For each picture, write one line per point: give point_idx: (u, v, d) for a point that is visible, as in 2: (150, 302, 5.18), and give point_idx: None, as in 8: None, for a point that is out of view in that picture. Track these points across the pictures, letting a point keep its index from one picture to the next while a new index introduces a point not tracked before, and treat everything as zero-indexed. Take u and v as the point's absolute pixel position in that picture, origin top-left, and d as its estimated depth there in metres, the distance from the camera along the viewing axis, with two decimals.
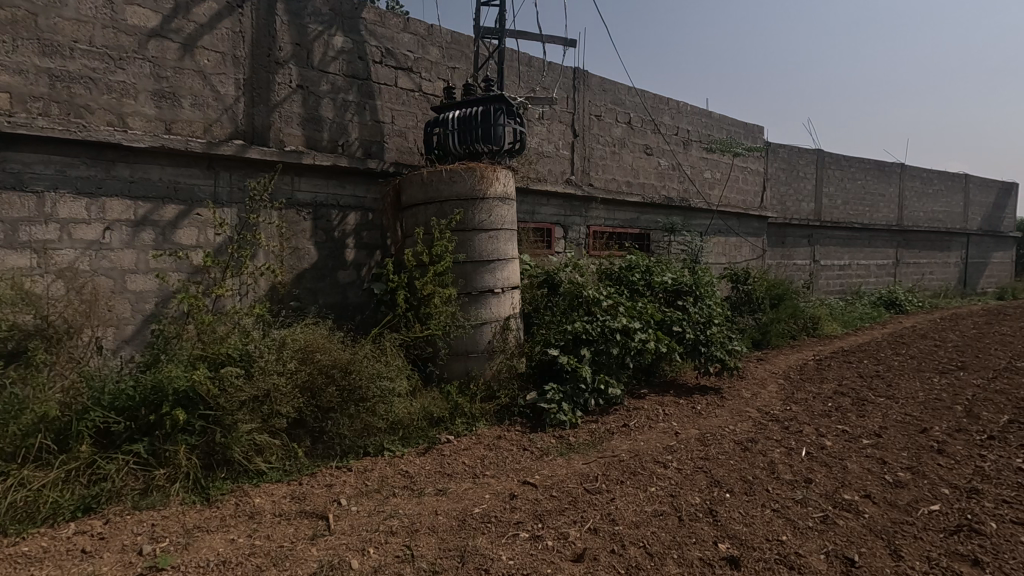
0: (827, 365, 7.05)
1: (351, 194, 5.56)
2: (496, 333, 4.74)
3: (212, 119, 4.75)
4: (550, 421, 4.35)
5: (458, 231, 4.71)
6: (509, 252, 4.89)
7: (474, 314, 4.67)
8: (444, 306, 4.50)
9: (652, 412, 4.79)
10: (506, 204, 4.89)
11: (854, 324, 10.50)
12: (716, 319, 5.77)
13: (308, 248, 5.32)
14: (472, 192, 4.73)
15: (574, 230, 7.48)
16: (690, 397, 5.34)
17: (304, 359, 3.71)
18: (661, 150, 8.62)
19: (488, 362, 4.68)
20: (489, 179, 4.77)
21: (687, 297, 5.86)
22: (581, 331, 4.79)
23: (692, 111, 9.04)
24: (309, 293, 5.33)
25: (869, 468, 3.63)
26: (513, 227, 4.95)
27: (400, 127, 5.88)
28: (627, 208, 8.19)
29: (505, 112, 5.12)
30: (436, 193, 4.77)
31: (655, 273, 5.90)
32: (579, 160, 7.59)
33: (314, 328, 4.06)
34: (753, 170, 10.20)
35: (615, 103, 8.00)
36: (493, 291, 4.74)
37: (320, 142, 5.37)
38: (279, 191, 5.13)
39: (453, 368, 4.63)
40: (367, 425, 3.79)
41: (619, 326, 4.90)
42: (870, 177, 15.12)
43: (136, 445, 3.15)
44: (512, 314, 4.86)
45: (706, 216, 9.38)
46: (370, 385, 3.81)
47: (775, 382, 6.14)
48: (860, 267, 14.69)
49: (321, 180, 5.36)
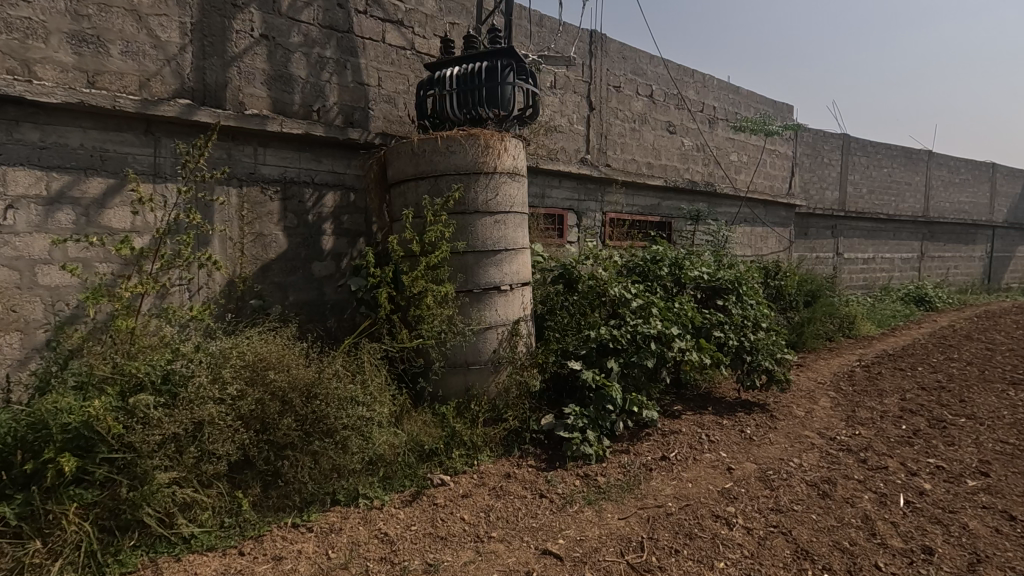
0: (879, 373, 6.15)
1: (329, 170, 4.64)
2: (503, 340, 3.85)
3: (151, 71, 3.81)
4: (571, 454, 3.44)
5: (456, 214, 3.78)
6: (520, 240, 3.98)
7: (476, 316, 3.77)
8: (438, 307, 3.60)
9: (694, 439, 3.92)
10: (516, 181, 3.98)
11: (889, 323, 9.62)
12: (762, 322, 4.92)
13: (275, 235, 4.41)
14: (474, 166, 3.79)
15: (589, 216, 6.59)
16: (734, 416, 4.48)
17: (250, 380, 2.81)
18: (684, 129, 7.69)
19: (493, 376, 3.81)
20: (495, 149, 3.84)
21: (728, 295, 5.02)
22: (608, 338, 3.91)
23: (719, 85, 8.09)
24: (277, 289, 4.42)
25: (999, 530, 2.77)
26: (523, 210, 4.04)
27: (388, 91, 4.95)
28: (647, 193, 7.28)
29: (515, 69, 4.20)
30: (429, 165, 3.83)
31: (689, 267, 5.01)
32: (596, 137, 6.65)
33: (269, 338, 3.16)
34: (782, 153, 9.27)
35: (636, 74, 7.05)
36: (499, 289, 3.83)
37: (291, 106, 4.43)
38: (239, 165, 4.20)
39: (449, 385, 3.75)
40: (336, 466, 2.89)
41: (653, 333, 4.01)
42: (896, 165, 14.17)
43: (3, 507, 2.24)
44: (522, 316, 3.97)
45: (732, 204, 8.48)
46: (340, 413, 2.92)
47: (825, 394, 5.27)
48: (883, 260, 13.82)
49: (291, 152, 4.44)
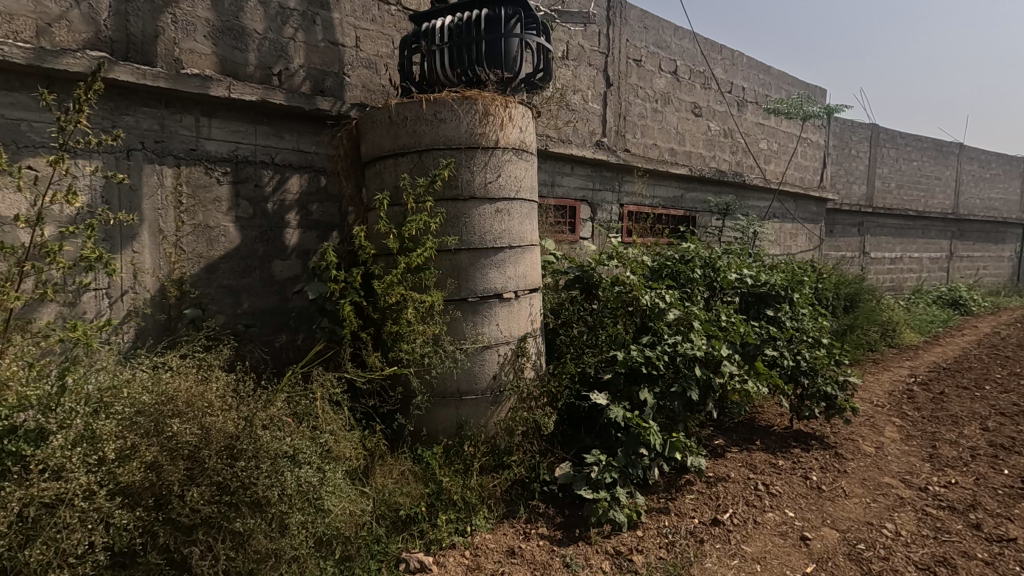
0: (943, 393, 5.28)
1: (293, 149, 3.79)
2: (506, 363, 3.02)
3: (53, 15, 2.96)
4: (596, 520, 2.62)
5: (446, 202, 2.91)
6: (527, 235, 3.14)
7: (472, 334, 2.92)
8: (422, 323, 2.75)
9: (748, 489, 3.10)
10: (523, 160, 3.12)
11: (930, 329, 8.74)
12: (820, 336, 4.06)
13: (225, 228, 3.57)
14: (470, 139, 2.93)
15: (605, 209, 5.77)
16: (788, 452, 3.65)
17: (146, 433, 1.98)
18: (710, 112, 6.82)
19: (492, 410, 2.99)
20: (496, 118, 2.98)
21: (778, 304, 4.14)
22: (640, 362, 3.07)
23: (749, 64, 7.20)
24: (228, 294, 3.57)
25: None
26: (532, 197, 3.18)
27: (369, 55, 4.09)
28: (669, 184, 6.43)
29: (524, 19, 3.32)
30: (410, 136, 2.96)
31: (728, 269, 4.16)
32: (614, 117, 5.78)
33: (188, 367, 2.32)
34: (814, 142, 8.38)
35: (659, 46, 6.16)
36: (501, 298, 2.98)
37: (243, 67, 3.57)
38: (175, 139, 3.36)
39: (436, 421, 2.92)
40: (270, 553, 2.04)
41: (698, 354, 3.16)
42: (926, 158, 13.25)
43: None
44: (529, 331, 3.13)
45: (761, 197, 7.61)
46: (277, 477, 2.07)
47: (889, 420, 4.42)
48: (911, 260, 12.95)
49: (244, 125, 3.59)
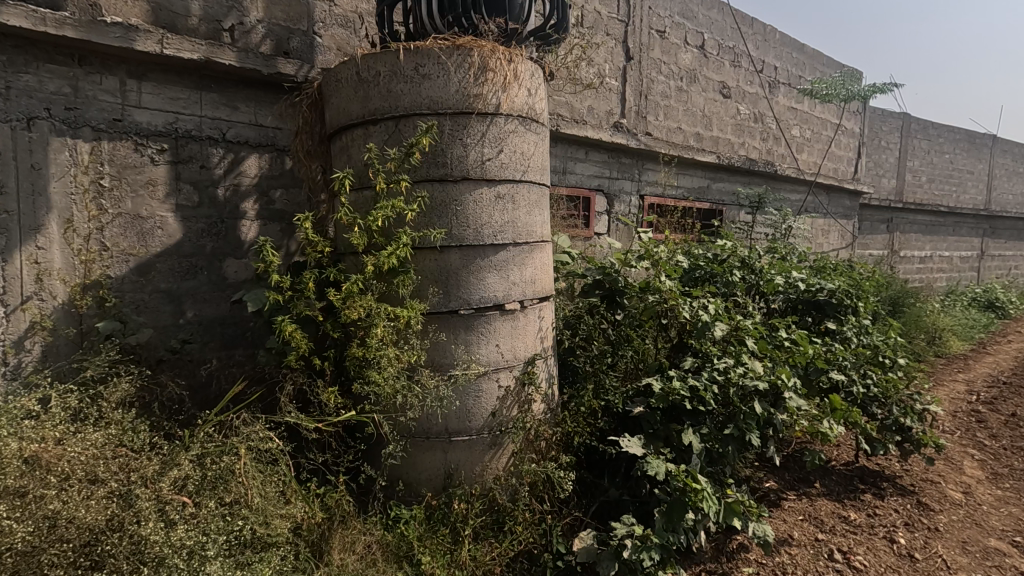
0: (1015, 415, 4.55)
1: (249, 122, 3.09)
2: (508, 395, 2.34)
3: None
4: None
5: (430, 183, 2.21)
6: (537, 228, 2.44)
7: (463, 357, 2.23)
8: (396, 346, 2.05)
9: (825, 559, 2.42)
10: (532, 132, 2.42)
11: (973, 336, 7.98)
12: (889, 353, 3.35)
13: (162, 218, 2.88)
14: (462, 100, 2.22)
15: (622, 200, 5.07)
16: (858, 499, 2.95)
17: None
18: (740, 93, 6.08)
19: (489, 455, 2.32)
20: (497, 74, 2.27)
21: (838, 314, 3.43)
22: (684, 395, 2.37)
23: (783, 41, 6.44)
24: (165, 301, 2.89)
25: None
26: (542, 181, 2.48)
27: (345, 11, 3.38)
28: (694, 173, 5.72)
29: None
30: (382, 97, 2.25)
31: (774, 272, 3.46)
32: (634, 96, 5.06)
33: (58, 415, 1.65)
34: (850, 129, 7.61)
35: (685, 17, 5.42)
36: (502, 311, 2.29)
37: (184, 19, 2.87)
38: (94, 106, 2.67)
39: (418, 468, 2.28)
40: None
41: (756, 383, 2.46)
42: (958, 151, 12.42)
43: None
44: (539, 352, 2.43)
45: (792, 188, 6.88)
46: None
47: (966, 452, 3.70)
48: (941, 259, 12.16)
49: (185, 90, 2.90)
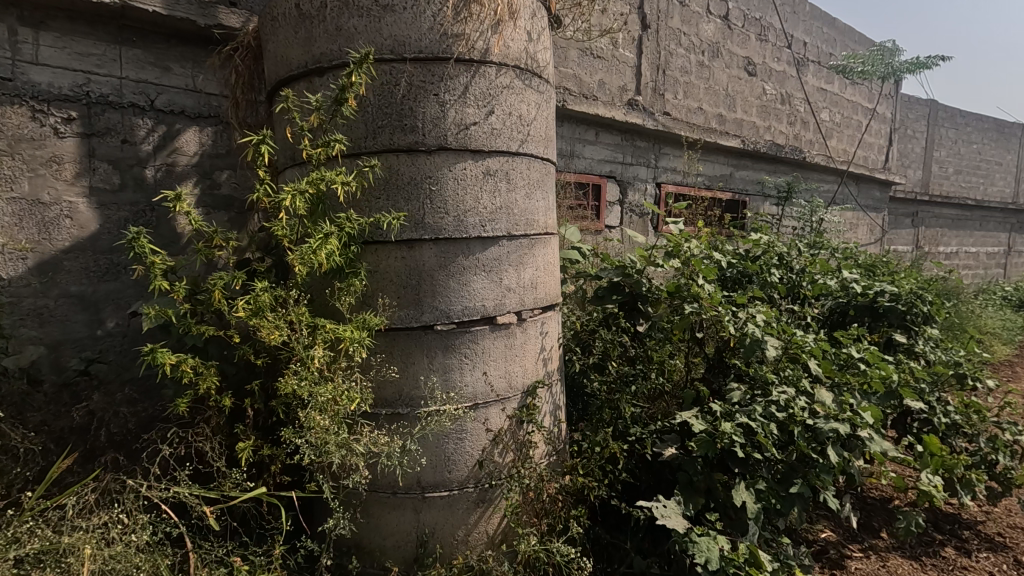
0: None
1: (185, 86, 2.50)
2: (500, 438, 1.75)
3: None
4: None
5: (392, 153, 1.62)
6: (540, 217, 1.85)
7: (437, 389, 1.66)
8: (338, 377, 1.47)
9: None
10: (534, 89, 1.82)
11: (1015, 338, 7.32)
12: (967, 370, 2.74)
13: (72, 204, 2.30)
14: (436, 41, 1.63)
15: (637, 188, 4.47)
16: (941, 555, 2.36)
17: None
18: (766, 70, 5.45)
19: (475, 516, 1.74)
20: (485, 6, 1.67)
21: (902, 323, 2.83)
22: (734, 439, 1.77)
23: (813, 13, 5.80)
24: (75, 307, 2.31)
25: None
26: (546, 155, 1.89)
27: None
28: (716, 159, 5.12)
29: None
30: (326, 36, 1.66)
31: (824, 272, 2.87)
32: (651, 70, 4.45)
33: None
34: (881, 114, 6.97)
35: None
36: (491, 325, 1.70)
37: None
38: None
39: (382, 533, 1.72)
40: None
41: (828, 420, 1.86)
42: (986, 141, 11.72)
43: None
44: (542, 378, 1.85)
45: (820, 178, 6.27)
46: None
47: None
48: (966, 255, 11.49)
49: (99, 45, 2.31)
